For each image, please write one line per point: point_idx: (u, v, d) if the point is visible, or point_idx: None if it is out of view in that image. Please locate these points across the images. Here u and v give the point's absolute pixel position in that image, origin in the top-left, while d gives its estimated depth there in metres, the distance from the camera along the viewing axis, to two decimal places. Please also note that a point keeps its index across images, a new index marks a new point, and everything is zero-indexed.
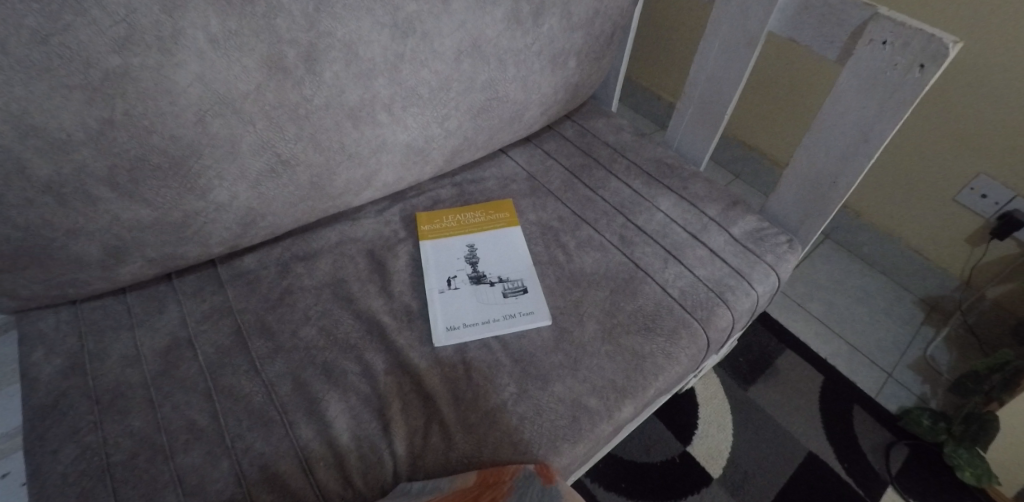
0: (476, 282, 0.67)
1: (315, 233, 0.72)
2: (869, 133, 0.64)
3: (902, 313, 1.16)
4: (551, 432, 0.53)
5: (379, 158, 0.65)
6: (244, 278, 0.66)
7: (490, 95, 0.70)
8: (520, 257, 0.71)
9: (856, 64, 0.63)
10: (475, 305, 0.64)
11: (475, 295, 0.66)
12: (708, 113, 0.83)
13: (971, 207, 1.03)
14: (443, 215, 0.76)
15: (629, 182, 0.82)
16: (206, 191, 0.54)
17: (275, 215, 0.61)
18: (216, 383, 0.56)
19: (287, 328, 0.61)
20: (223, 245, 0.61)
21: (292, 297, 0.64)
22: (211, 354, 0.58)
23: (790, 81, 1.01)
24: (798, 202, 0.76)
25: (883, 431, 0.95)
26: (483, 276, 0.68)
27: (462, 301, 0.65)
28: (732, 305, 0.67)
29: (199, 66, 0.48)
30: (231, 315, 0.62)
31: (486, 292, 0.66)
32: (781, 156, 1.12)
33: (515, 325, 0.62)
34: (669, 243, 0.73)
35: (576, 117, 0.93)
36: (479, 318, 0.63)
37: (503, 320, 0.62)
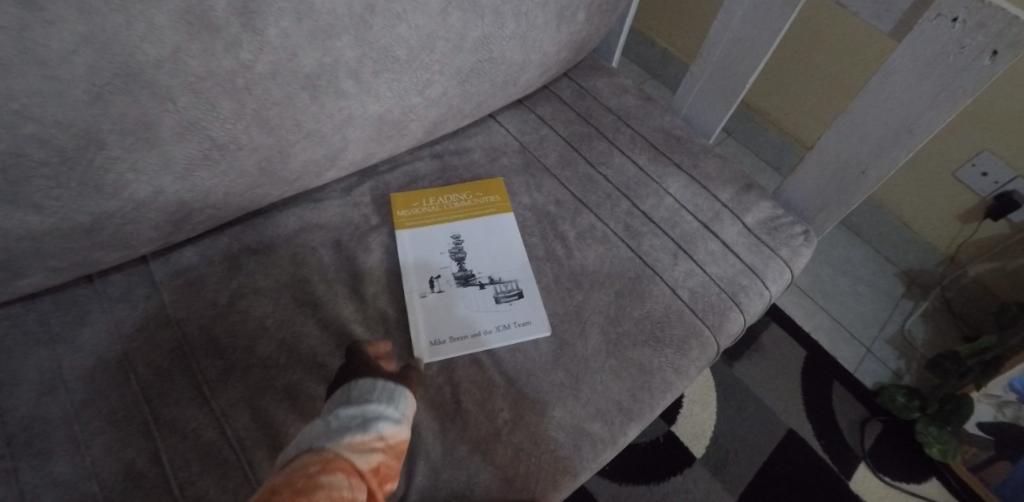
0: (464, 284, 0.59)
1: (270, 219, 0.60)
2: (915, 124, 0.56)
3: (884, 285, 1.16)
4: (550, 464, 0.48)
5: (345, 134, 0.53)
6: (185, 278, 0.55)
7: (482, 55, 0.58)
8: (514, 252, 0.62)
9: (913, 41, 0.53)
10: (463, 312, 0.56)
11: (463, 300, 0.57)
12: (726, 80, 0.73)
13: (969, 184, 1.00)
14: (422, 197, 0.66)
15: (634, 157, 0.73)
16: (118, 188, 0.42)
17: (216, 207, 0.50)
18: (157, 414, 0.47)
19: (239, 343, 0.52)
20: (152, 244, 0.49)
21: (244, 302, 0.54)
22: (149, 378, 0.49)
23: (824, 56, 0.91)
24: (819, 189, 0.69)
25: (858, 406, 0.97)
26: (472, 275, 0.60)
27: (449, 308, 0.56)
28: (745, 308, 0.61)
29: (86, 24, 0.34)
30: (171, 326, 0.52)
31: (475, 296, 0.58)
32: (787, 121, 1.06)
33: (510, 338, 0.54)
34: (678, 234, 0.65)
35: (574, 75, 0.81)
36: (468, 329, 0.55)
37: (495, 332, 0.55)
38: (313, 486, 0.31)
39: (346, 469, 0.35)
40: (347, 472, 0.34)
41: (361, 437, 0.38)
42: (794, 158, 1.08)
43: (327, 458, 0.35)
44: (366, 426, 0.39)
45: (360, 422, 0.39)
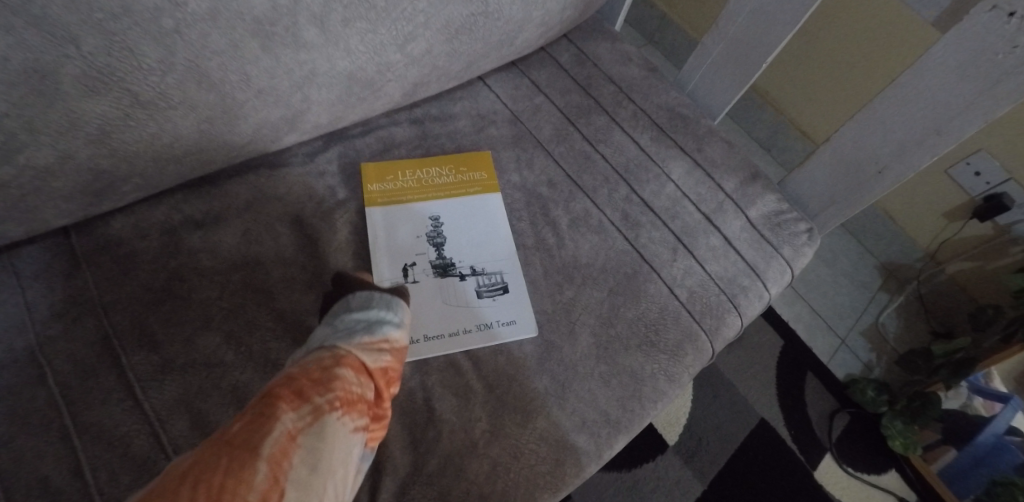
0: (442, 274, 0.53)
1: (217, 188, 0.52)
2: (944, 126, 0.52)
3: (864, 276, 1.16)
4: (529, 480, 0.44)
5: (306, 94, 0.44)
6: (113, 254, 0.47)
7: (475, 8, 0.49)
8: (499, 240, 0.56)
9: (960, 34, 0.47)
10: (440, 307, 0.51)
11: (440, 293, 0.51)
12: (742, 57, 0.66)
13: (960, 182, 0.98)
14: (399, 169, 0.58)
15: (636, 136, 0.66)
16: (12, 152, 0.33)
17: (146, 175, 0.42)
18: (77, 419, 0.40)
19: (178, 334, 0.45)
20: (67, 217, 0.41)
21: (185, 286, 0.47)
22: (68, 374, 0.41)
23: (845, 38, 0.86)
24: (829, 184, 0.64)
25: (828, 397, 0.98)
26: (452, 264, 0.53)
27: (424, 301, 0.51)
28: (744, 311, 0.58)
29: None
30: (96, 312, 0.44)
31: (455, 289, 0.52)
32: (790, 102, 1.01)
33: (491, 339, 0.49)
34: (679, 226, 0.60)
35: (574, 36, 0.72)
36: (444, 327, 0.50)
37: (475, 332, 0.50)
38: (327, 378, 0.36)
39: (355, 367, 0.38)
40: (356, 369, 0.38)
41: (368, 339, 0.40)
42: (784, 139, 1.06)
43: (337, 355, 0.38)
44: (372, 329, 0.41)
45: (366, 326, 0.41)
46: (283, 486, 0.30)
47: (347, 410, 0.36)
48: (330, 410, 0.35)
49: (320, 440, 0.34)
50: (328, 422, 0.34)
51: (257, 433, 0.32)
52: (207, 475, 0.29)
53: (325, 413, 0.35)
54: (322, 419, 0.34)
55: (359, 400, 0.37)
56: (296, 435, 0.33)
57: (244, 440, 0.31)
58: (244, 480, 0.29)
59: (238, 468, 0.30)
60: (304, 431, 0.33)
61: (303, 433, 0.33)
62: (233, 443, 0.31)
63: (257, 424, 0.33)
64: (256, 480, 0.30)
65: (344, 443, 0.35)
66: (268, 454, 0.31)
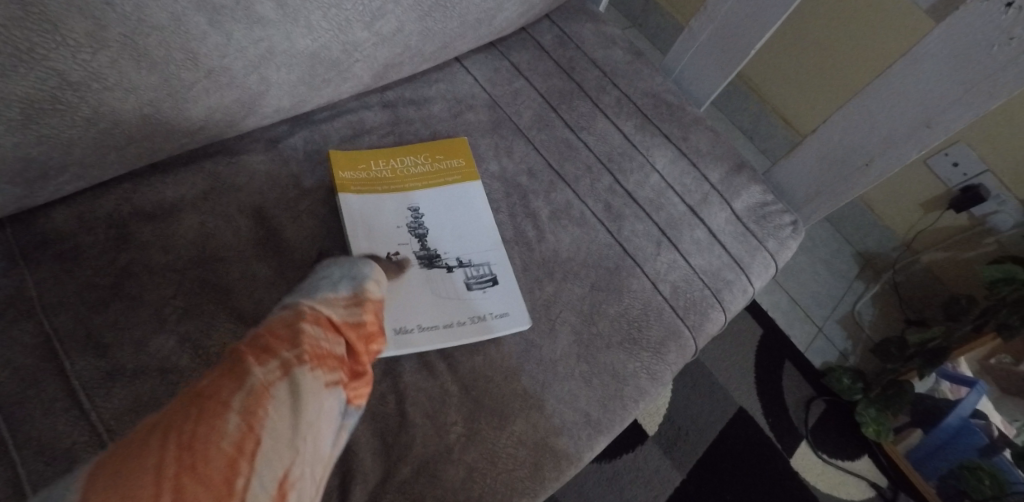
0: (429, 265, 0.50)
1: (170, 177, 0.48)
2: (934, 119, 0.51)
3: (842, 265, 1.17)
4: (507, 485, 0.42)
5: (264, 75, 0.41)
6: (54, 250, 0.43)
7: None
8: (484, 229, 0.53)
9: (956, 24, 0.46)
10: (431, 299, 0.48)
11: (427, 285, 0.49)
12: (730, 42, 0.64)
13: (938, 173, 0.99)
14: (371, 158, 0.54)
15: (620, 124, 0.63)
16: None
17: (86, 164, 0.38)
18: (14, 433, 0.36)
19: (129, 337, 0.41)
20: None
21: (136, 284, 0.43)
22: (3, 382, 0.37)
23: (834, 24, 0.85)
24: (814, 176, 0.63)
25: (805, 386, 0.99)
26: (438, 256, 0.51)
27: (411, 293, 0.48)
28: (727, 305, 0.57)
29: None
30: (36, 314, 0.40)
31: (443, 281, 0.50)
32: (774, 89, 1.01)
33: (487, 332, 0.47)
34: (663, 218, 0.58)
35: (556, 16, 0.69)
36: (434, 319, 0.47)
37: (468, 324, 0.48)
38: (296, 331, 0.34)
39: (326, 320, 0.36)
40: (327, 324, 0.36)
41: (336, 293, 0.38)
42: (767, 127, 1.05)
43: (304, 309, 0.36)
44: (341, 284, 0.39)
45: (336, 281, 0.39)
46: (257, 436, 0.29)
47: (320, 363, 0.33)
48: (301, 363, 0.32)
49: (293, 393, 0.31)
50: (301, 375, 0.32)
51: (226, 387, 0.30)
52: (177, 427, 0.28)
53: (295, 366, 0.32)
54: (292, 372, 0.32)
55: (331, 353, 0.35)
56: (267, 388, 0.30)
57: (212, 395, 0.29)
58: (216, 432, 0.28)
59: (208, 419, 0.28)
60: (275, 384, 0.31)
61: (273, 386, 0.31)
62: (202, 397, 0.29)
63: (225, 379, 0.30)
64: (228, 429, 0.28)
65: (319, 395, 0.32)
66: (239, 407, 0.29)
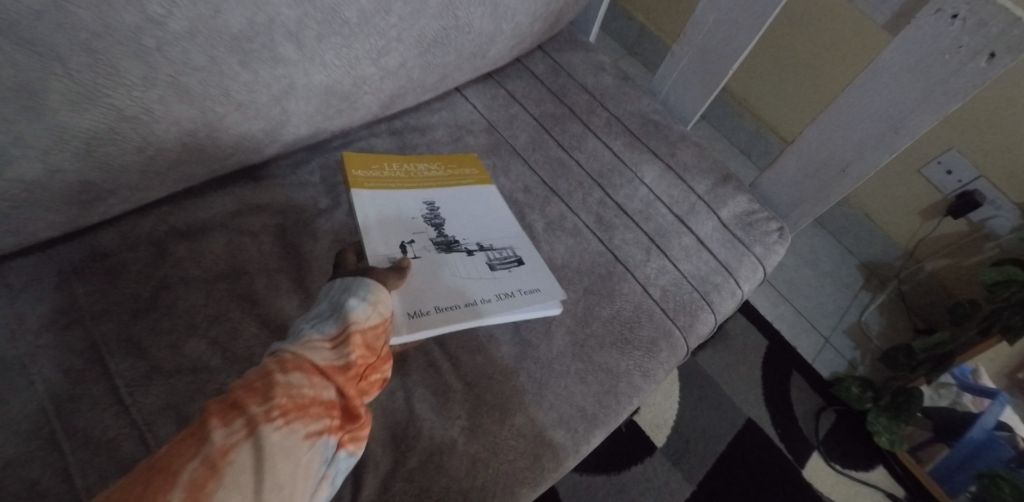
0: (447, 251, 0.55)
1: (203, 199, 0.54)
2: (901, 124, 0.54)
3: (846, 276, 1.18)
4: (509, 475, 0.45)
5: (285, 107, 0.47)
6: (102, 265, 0.48)
7: (447, 23, 0.52)
8: (503, 219, 0.59)
9: (910, 36, 0.50)
10: (451, 280, 0.53)
11: (446, 268, 0.53)
12: (709, 65, 0.69)
13: (934, 181, 1.01)
14: (386, 161, 0.60)
15: (609, 143, 0.68)
16: (4, 167, 0.35)
17: (131, 188, 0.43)
18: (64, 425, 0.41)
19: (165, 341, 0.46)
20: (56, 227, 0.43)
21: (172, 294, 0.48)
22: (57, 382, 0.42)
23: (806, 45, 0.92)
24: (797, 186, 0.66)
25: (814, 396, 0.99)
26: (455, 243, 0.56)
27: (428, 278, 0.52)
28: (717, 307, 0.59)
29: None
30: (83, 322, 0.45)
31: (462, 265, 0.54)
32: (758, 106, 1.06)
33: (512, 308, 0.52)
34: (652, 228, 0.62)
35: (549, 48, 0.75)
36: (450, 300, 0.51)
37: (483, 303, 0.52)
38: (268, 385, 0.36)
39: (304, 369, 0.38)
40: (306, 373, 0.38)
41: (319, 339, 0.40)
42: (761, 146, 1.09)
43: (282, 360, 0.38)
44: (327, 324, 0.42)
45: (320, 325, 0.42)
46: None
47: (292, 416, 0.36)
48: (269, 419, 0.35)
49: (255, 453, 0.33)
50: (266, 433, 0.34)
51: (185, 453, 0.32)
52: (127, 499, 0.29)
53: (262, 423, 0.34)
54: (258, 430, 0.34)
55: (309, 402, 0.37)
56: (228, 450, 0.32)
57: (171, 462, 0.31)
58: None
59: (158, 492, 0.30)
60: (236, 446, 0.33)
61: (235, 448, 0.32)
62: (159, 467, 0.31)
63: (188, 444, 0.32)
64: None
65: (291, 448, 0.34)
66: (191, 476, 0.30)
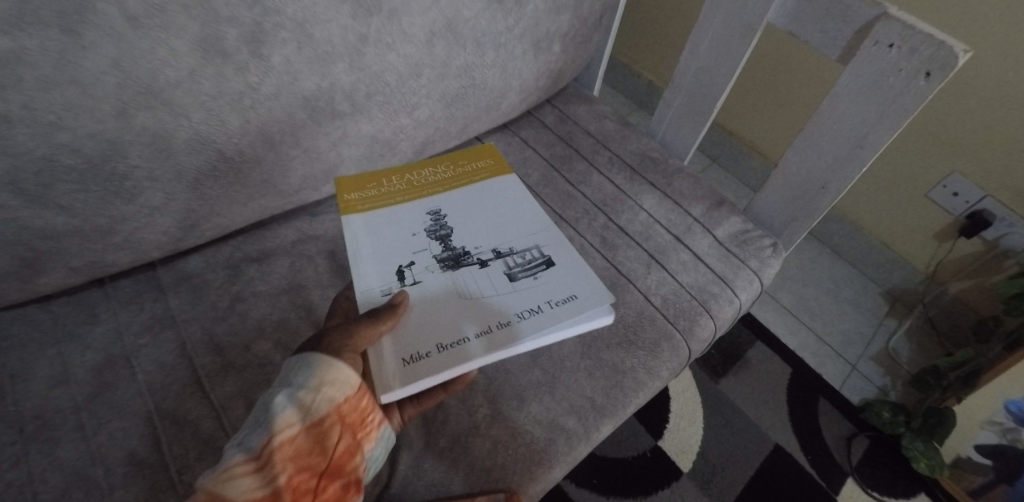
0: (453, 269, 0.56)
1: (270, 231, 0.65)
2: (866, 139, 0.61)
3: (868, 304, 1.19)
4: (526, 456, 0.51)
5: (340, 151, 0.59)
6: (189, 283, 0.59)
7: (466, 82, 0.64)
8: (512, 224, 0.61)
9: (858, 66, 0.58)
10: (459, 306, 0.52)
11: (454, 294, 0.53)
12: (696, 107, 0.79)
13: (942, 204, 1.03)
14: (385, 177, 0.64)
15: (612, 176, 0.78)
16: (135, 193, 0.47)
17: (220, 216, 0.55)
18: (158, 407, 0.50)
19: (239, 342, 0.55)
20: (161, 249, 0.54)
21: (245, 305, 0.58)
22: (153, 373, 0.52)
23: (780, 82, 1.09)
24: (785, 205, 0.73)
25: (845, 423, 0.99)
26: (461, 259, 0.57)
27: (438, 309, 0.51)
28: (715, 314, 0.65)
29: (115, 48, 0.39)
30: (175, 327, 0.56)
31: (472, 286, 0.54)
32: (751, 138, 1.23)
33: (534, 329, 0.49)
34: (652, 246, 0.69)
35: (557, 102, 0.87)
36: (456, 336, 0.49)
37: (497, 330, 0.49)
38: None
39: None
40: None
41: (238, 465, 0.37)
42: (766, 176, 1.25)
43: None
44: (253, 438, 0.39)
45: (241, 445, 0.38)
46: None
47: None
48: None
49: None
50: None
51: None
52: None
53: None
54: None
55: None
56: None
57: None
58: None
59: None
60: None
61: None
62: None
63: None
64: None
65: None
66: None
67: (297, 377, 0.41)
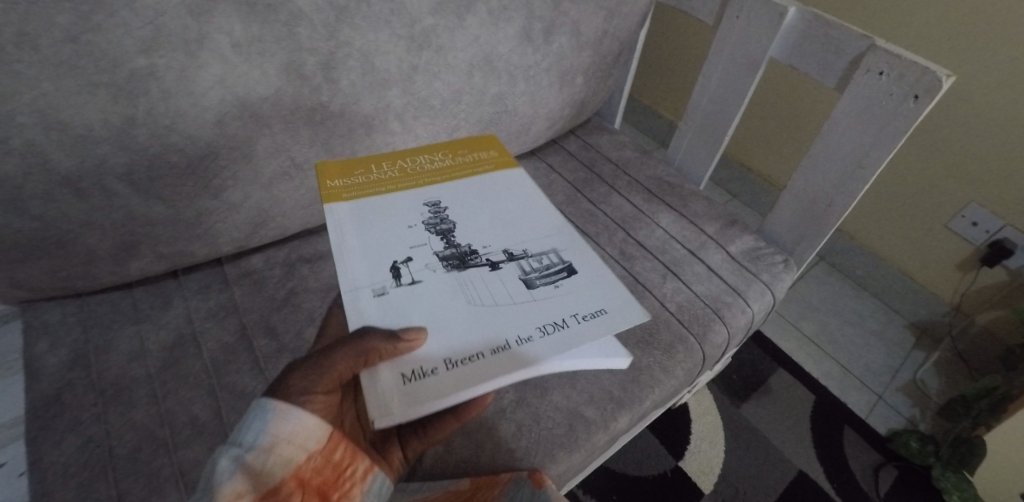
0: (457, 269, 0.53)
1: (322, 236, 0.73)
2: (865, 159, 0.66)
3: (893, 336, 1.18)
4: (548, 440, 0.54)
5: None
6: (250, 278, 0.67)
7: (499, 108, 0.72)
8: (519, 222, 0.60)
9: (854, 93, 0.64)
10: (466, 311, 0.48)
11: (462, 297, 0.49)
12: (709, 135, 0.85)
13: (962, 234, 1.05)
14: (373, 163, 0.63)
15: (630, 197, 0.84)
16: (220, 190, 0.56)
17: (284, 217, 0.63)
18: (221, 381, 0.57)
19: (292, 328, 0.62)
20: (232, 244, 0.62)
21: (298, 298, 0.65)
22: (217, 352, 0.59)
23: (784, 112, 1.17)
24: (795, 223, 0.77)
25: (872, 452, 0.98)
26: (467, 259, 0.54)
27: (445, 316, 0.47)
28: (728, 321, 0.69)
29: (222, 69, 0.49)
30: (236, 314, 0.63)
31: (482, 289, 0.50)
32: (760, 166, 1.30)
33: (553, 345, 0.44)
34: (667, 258, 0.74)
35: (580, 132, 0.96)
36: (468, 352, 0.43)
37: (514, 347, 0.44)
38: None
39: None
40: None
41: None
42: (772, 201, 1.31)
43: None
44: None
45: None
46: None
47: None
48: None
49: None
50: None
51: None
52: None
53: None
54: None
55: None
56: None
57: None
58: None
59: None
60: None
61: None
62: None
63: None
64: None
65: None
66: None
67: (249, 437, 0.36)
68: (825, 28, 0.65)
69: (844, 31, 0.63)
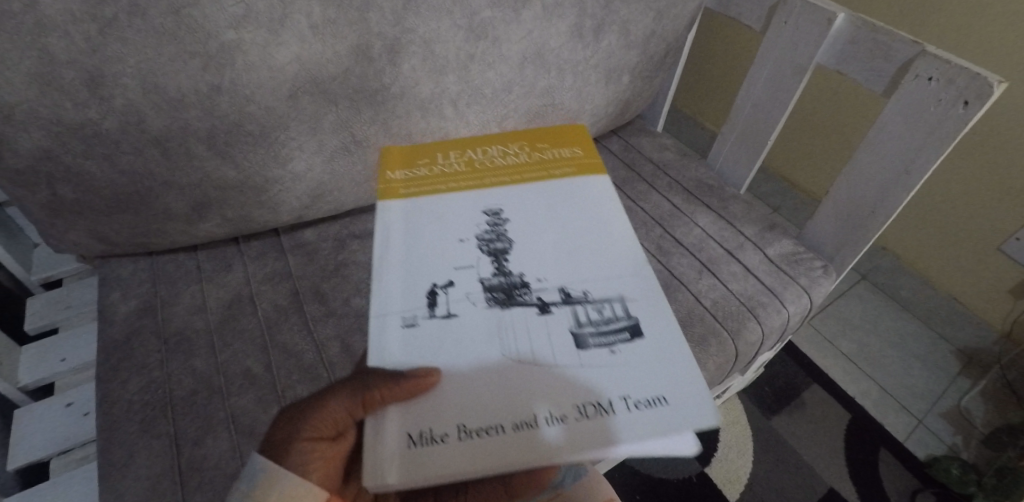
0: (500, 305, 0.49)
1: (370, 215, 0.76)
2: (912, 166, 0.65)
3: (935, 361, 1.14)
4: None
5: None
6: (304, 248, 0.71)
7: (547, 101, 0.75)
8: (577, 256, 0.55)
9: (901, 98, 0.64)
10: (496, 361, 0.44)
11: (499, 345, 0.46)
12: (751, 140, 0.86)
13: (1015, 257, 1.01)
14: (438, 154, 0.66)
15: (670, 197, 0.85)
16: (286, 160, 0.60)
17: (340, 191, 0.67)
18: (273, 338, 0.60)
19: (340, 295, 0.65)
20: (291, 213, 0.66)
21: (347, 269, 0.68)
22: (270, 312, 0.63)
23: (828, 118, 1.16)
24: (835, 229, 0.77)
25: (908, 476, 0.94)
26: (514, 296, 0.50)
27: (476, 368, 0.44)
28: (764, 321, 0.68)
29: (298, 46, 0.53)
30: (290, 280, 0.67)
31: (524, 337, 0.46)
32: (803, 176, 1.30)
33: (580, 430, 0.38)
34: (704, 256, 0.75)
35: (622, 133, 0.97)
36: (486, 424, 0.39)
37: (540, 426, 0.39)
38: None
39: None
40: None
41: None
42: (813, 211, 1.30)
43: None
44: None
45: None
46: None
47: None
48: None
49: None
50: None
51: None
52: None
53: None
54: None
55: None
56: None
57: None
58: None
59: None
60: None
61: None
62: None
63: None
64: None
65: None
66: None
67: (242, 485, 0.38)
68: (873, 33, 0.65)
69: (894, 36, 0.63)
